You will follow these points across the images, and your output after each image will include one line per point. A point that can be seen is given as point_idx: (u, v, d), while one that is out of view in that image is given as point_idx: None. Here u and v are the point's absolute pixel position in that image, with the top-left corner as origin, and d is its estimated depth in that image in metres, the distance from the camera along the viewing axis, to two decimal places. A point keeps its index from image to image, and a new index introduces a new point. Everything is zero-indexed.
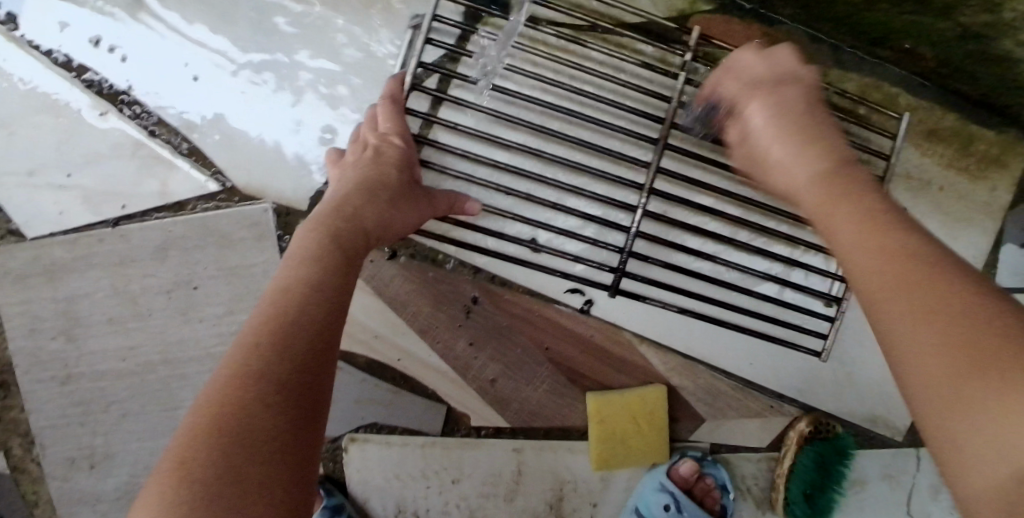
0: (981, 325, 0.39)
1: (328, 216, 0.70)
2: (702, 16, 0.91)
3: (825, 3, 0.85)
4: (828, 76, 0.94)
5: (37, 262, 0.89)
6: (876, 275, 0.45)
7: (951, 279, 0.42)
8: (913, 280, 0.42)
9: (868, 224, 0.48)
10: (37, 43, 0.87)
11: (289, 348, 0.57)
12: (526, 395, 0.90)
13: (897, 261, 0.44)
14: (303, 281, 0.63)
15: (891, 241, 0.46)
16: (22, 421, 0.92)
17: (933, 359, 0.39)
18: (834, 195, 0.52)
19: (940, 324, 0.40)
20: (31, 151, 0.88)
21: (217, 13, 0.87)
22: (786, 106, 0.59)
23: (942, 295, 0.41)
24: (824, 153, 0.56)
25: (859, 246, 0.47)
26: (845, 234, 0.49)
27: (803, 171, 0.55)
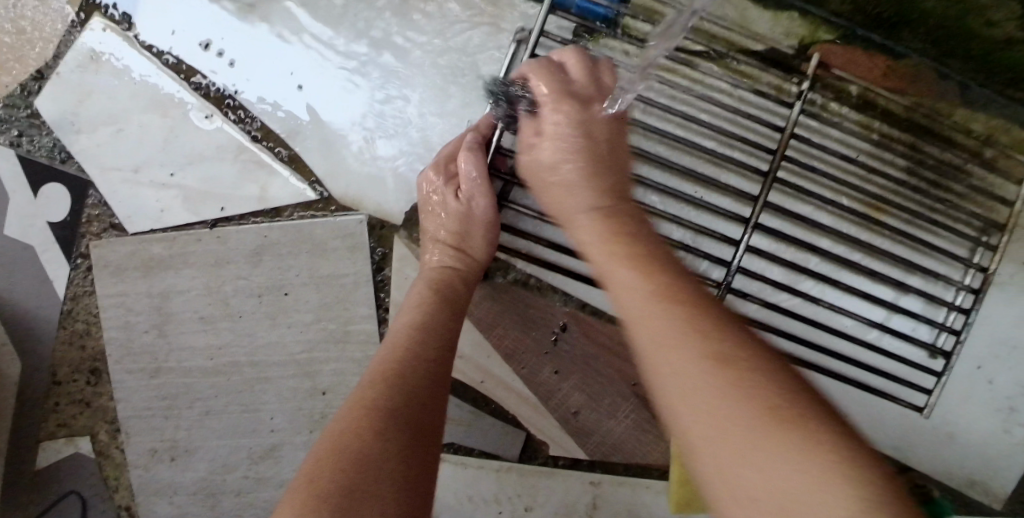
0: (739, 382, 0.42)
1: (437, 272, 0.73)
2: (822, 45, 0.85)
3: (960, 40, 0.79)
4: (953, 116, 0.86)
5: (135, 256, 0.90)
6: (677, 366, 0.44)
7: (717, 331, 0.45)
8: (680, 335, 0.45)
9: (668, 301, 0.47)
10: (151, 44, 0.89)
11: (404, 383, 0.59)
12: (609, 428, 0.87)
13: (684, 323, 0.45)
14: (414, 325, 0.66)
15: (669, 296, 0.47)
16: (110, 410, 0.94)
17: (716, 408, 0.42)
18: (613, 237, 0.55)
19: (727, 373, 0.43)
20: (137, 148, 0.89)
21: (325, 21, 0.87)
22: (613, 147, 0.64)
23: (707, 354, 0.44)
24: (606, 191, 0.60)
25: (658, 338, 0.45)
26: (655, 333, 0.46)
27: (585, 198, 0.59)
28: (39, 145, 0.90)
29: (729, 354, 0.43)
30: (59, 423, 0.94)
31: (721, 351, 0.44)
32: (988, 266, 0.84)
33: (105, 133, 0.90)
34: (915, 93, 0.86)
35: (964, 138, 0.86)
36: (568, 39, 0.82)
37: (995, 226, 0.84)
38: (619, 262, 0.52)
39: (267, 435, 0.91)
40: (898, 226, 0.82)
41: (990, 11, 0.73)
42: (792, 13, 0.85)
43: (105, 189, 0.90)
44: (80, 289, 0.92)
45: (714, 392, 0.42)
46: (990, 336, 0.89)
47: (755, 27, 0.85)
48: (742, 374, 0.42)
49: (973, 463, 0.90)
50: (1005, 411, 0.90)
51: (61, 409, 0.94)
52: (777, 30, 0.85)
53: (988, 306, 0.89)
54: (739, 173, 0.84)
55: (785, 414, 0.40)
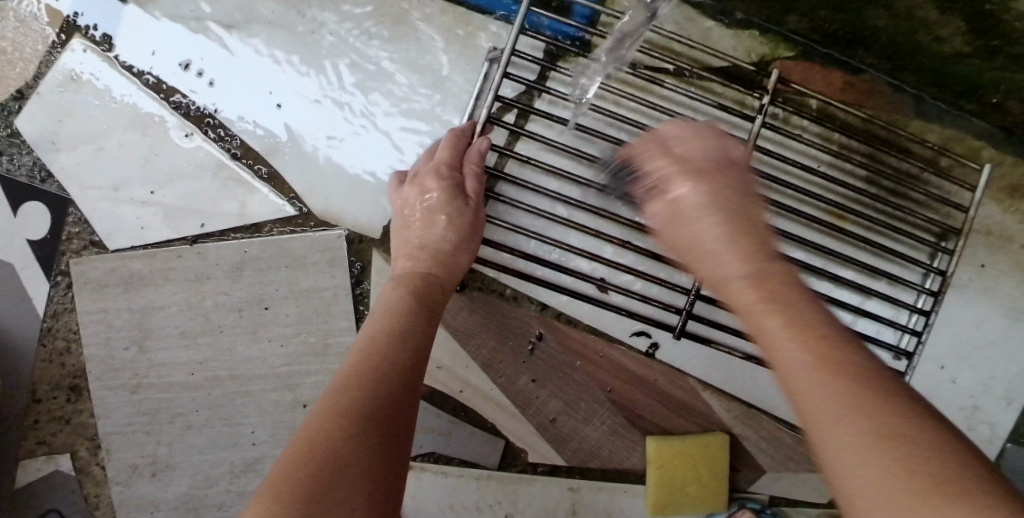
0: (895, 440, 0.40)
1: (408, 274, 0.75)
2: (782, 61, 0.89)
3: (912, 55, 0.83)
4: (909, 127, 0.90)
5: (116, 273, 0.91)
6: (830, 399, 0.42)
7: (863, 381, 0.43)
8: (830, 382, 0.43)
9: (831, 376, 0.43)
10: (131, 65, 0.91)
11: (377, 385, 0.61)
12: (585, 434, 0.89)
13: (845, 394, 0.42)
14: (389, 331, 0.67)
15: (819, 346, 0.45)
16: (90, 427, 0.94)
17: (865, 450, 0.40)
18: (762, 289, 0.49)
19: (875, 428, 0.40)
20: (117, 167, 0.91)
21: (304, 41, 0.90)
22: (748, 190, 0.56)
23: (858, 400, 0.42)
24: (758, 237, 0.52)
25: (819, 406, 0.43)
26: (793, 359, 0.45)
27: (704, 220, 0.53)
28: (20, 165, 0.91)
29: (898, 426, 0.40)
30: (38, 441, 0.94)
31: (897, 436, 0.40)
32: (947, 269, 0.87)
33: (86, 152, 0.91)
34: (872, 106, 0.90)
35: (918, 148, 0.90)
36: (539, 57, 0.85)
37: (952, 230, 0.87)
38: (739, 270, 0.51)
39: (249, 448, 0.92)
40: (856, 231, 0.85)
41: (937, 29, 0.76)
42: (753, 31, 0.89)
43: (85, 207, 0.91)
44: (59, 307, 0.93)
45: (884, 463, 0.39)
46: (950, 337, 0.93)
47: (719, 45, 0.89)
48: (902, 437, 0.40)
49: None
50: (967, 409, 0.93)
51: (41, 427, 0.94)
52: (739, 47, 0.89)
53: (947, 309, 0.92)
54: None
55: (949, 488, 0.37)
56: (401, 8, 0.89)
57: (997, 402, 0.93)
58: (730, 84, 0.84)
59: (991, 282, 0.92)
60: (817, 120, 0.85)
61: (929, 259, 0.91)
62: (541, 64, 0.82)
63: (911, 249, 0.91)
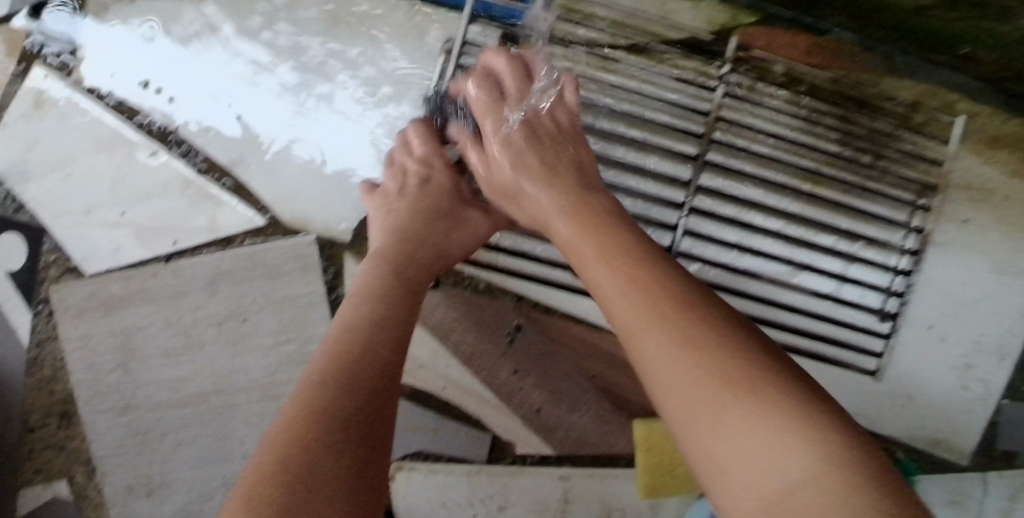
0: (721, 376, 0.50)
1: (391, 251, 0.75)
2: (744, 29, 0.88)
3: (877, 11, 0.83)
4: (879, 86, 0.89)
5: (95, 296, 0.92)
6: (667, 358, 0.53)
7: (691, 341, 0.53)
8: (653, 339, 0.54)
9: (659, 318, 0.55)
10: (93, 88, 0.91)
11: (356, 375, 0.60)
12: (572, 421, 0.88)
13: (671, 335, 0.53)
14: (370, 315, 0.67)
15: (657, 308, 0.56)
16: (83, 451, 0.94)
17: (690, 386, 0.51)
18: (635, 287, 0.58)
19: (697, 371, 0.51)
20: (88, 192, 0.91)
21: (261, 51, 0.90)
22: (598, 186, 0.71)
23: (681, 352, 0.52)
24: (618, 232, 0.65)
25: (652, 350, 0.54)
26: (631, 321, 0.57)
27: (565, 221, 0.69)
28: None
29: (715, 363, 0.51)
30: (34, 469, 0.94)
31: (720, 372, 0.50)
32: (923, 227, 0.88)
33: (56, 179, 0.91)
34: (839, 67, 0.88)
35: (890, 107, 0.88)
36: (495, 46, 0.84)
37: (926, 187, 0.88)
38: (586, 242, 0.65)
39: (240, 460, 0.92)
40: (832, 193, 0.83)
41: None
42: (712, 1, 0.88)
43: (60, 234, 0.92)
44: (44, 334, 0.93)
45: (700, 382, 0.50)
46: (939, 296, 0.91)
47: (679, 17, 0.87)
48: (699, 350, 0.52)
49: (935, 422, 0.92)
50: (961, 368, 0.91)
51: (36, 455, 0.94)
52: (699, 19, 0.88)
53: (934, 268, 0.90)
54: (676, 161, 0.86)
55: (743, 388, 0.49)
56: (356, 10, 0.88)
57: (990, 357, 0.91)
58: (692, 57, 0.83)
59: (975, 236, 0.90)
60: None
61: (908, 219, 0.89)
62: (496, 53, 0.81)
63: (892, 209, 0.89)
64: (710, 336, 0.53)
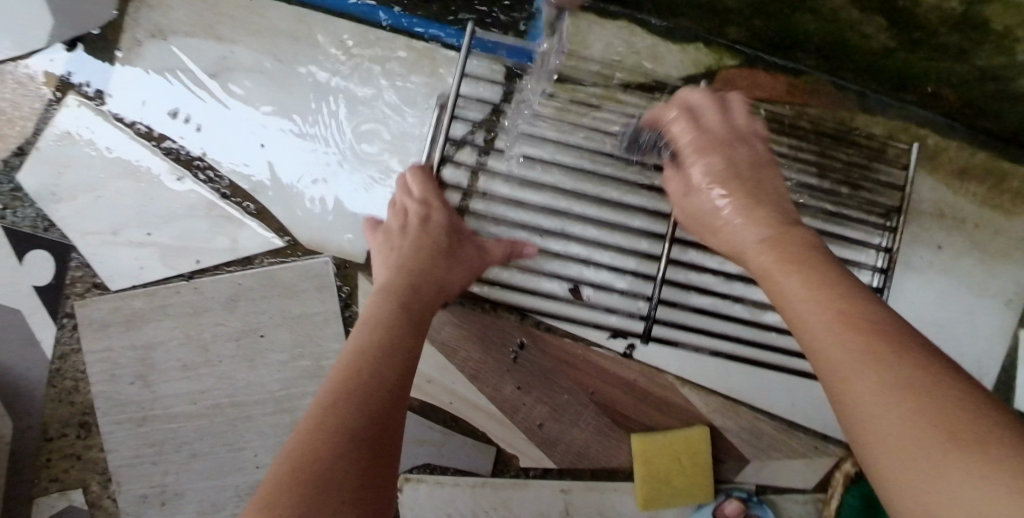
0: (937, 413, 0.45)
1: (391, 284, 0.75)
2: (727, 70, 0.95)
3: (847, 53, 0.88)
4: (855, 121, 0.95)
5: (118, 312, 0.96)
6: (871, 395, 0.48)
7: (895, 375, 0.48)
8: (858, 375, 0.49)
9: (853, 336, 0.52)
10: (122, 116, 0.97)
11: (364, 403, 0.61)
12: (572, 436, 0.93)
13: (868, 355, 0.50)
14: (375, 343, 0.68)
15: (855, 323, 0.52)
16: (100, 461, 0.98)
17: (894, 426, 0.46)
18: (821, 295, 0.56)
19: (908, 402, 0.47)
20: (114, 213, 0.96)
21: (280, 83, 0.96)
22: (754, 153, 0.71)
23: (894, 388, 0.48)
24: (768, 216, 0.66)
25: (850, 383, 0.50)
26: (823, 344, 0.53)
27: (744, 230, 0.66)
28: (22, 217, 0.97)
29: (923, 391, 0.47)
30: (51, 478, 0.98)
31: (912, 388, 0.47)
32: (892, 246, 0.90)
33: (85, 201, 0.96)
34: (817, 105, 0.96)
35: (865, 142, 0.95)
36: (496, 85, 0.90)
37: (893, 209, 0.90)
38: (748, 230, 0.66)
39: (253, 471, 0.96)
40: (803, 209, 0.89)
41: (862, 27, 0.81)
42: (698, 44, 0.95)
43: (86, 252, 0.96)
44: (66, 348, 0.98)
45: (898, 405, 0.47)
46: (916, 318, 0.96)
47: (666, 60, 0.95)
48: (909, 390, 0.47)
49: None
50: None
51: (54, 464, 0.98)
52: (685, 61, 0.95)
53: (911, 292, 0.96)
54: None
55: (969, 437, 0.43)
56: (371, 49, 0.96)
57: None
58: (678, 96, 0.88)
59: (949, 262, 0.96)
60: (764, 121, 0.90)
61: (879, 240, 0.93)
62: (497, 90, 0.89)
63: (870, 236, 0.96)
64: (926, 380, 0.47)
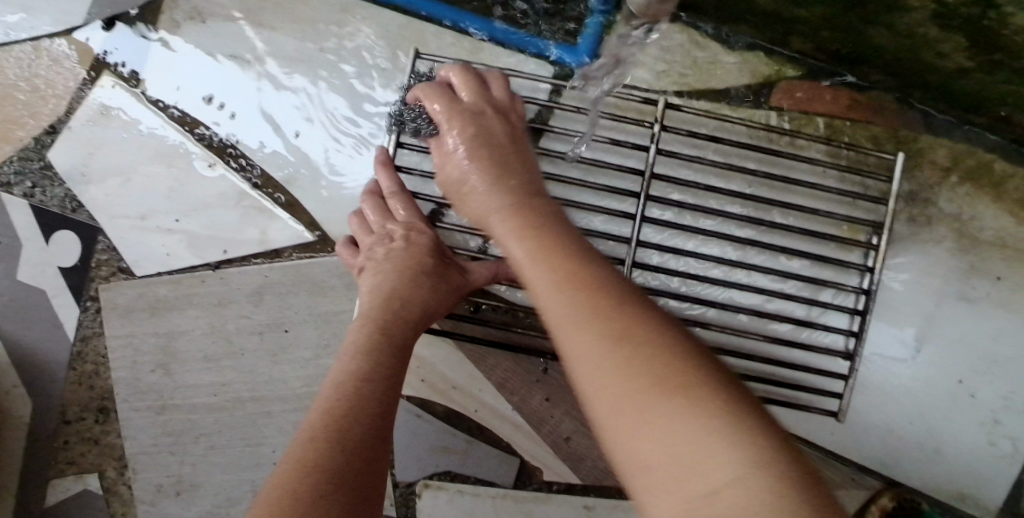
0: (677, 412, 0.40)
1: (375, 309, 0.70)
2: (788, 81, 0.91)
3: (916, 71, 0.84)
4: (917, 142, 0.91)
5: (143, 298, 0.95)
6: (608, 382, 0.43)
7: (636, 367, 0.42)
8: (597, 356, 0.44)
9: (591, 324, 0.46)
10: (157, 99, 0.96)
11: (343, 441, 0.56)
12: (599, 452, 0.90)
13: (622, 358, 0.43)
14: (356, 377, 0.63)
15: (592, 305, 0.48)
16: (116, 447, 0.96)
17: (636, 432, 0.40)
18: (556, 287, 0.50)
19: (634, 406, 0.41)
20: (144, 197, 0.94)
21: (321, 75, 0.94)
22: (513, 129, 0.73)
23: (627, 380, 0.42)
24: (508, 188, 0.65)
25: (600, 382, 0.43)
26: (574, 342, 0.46)
27: (491, 198, 0.65)
28: (52, 196, 0.95)
29: (649, 386, 0.41)
30: (67, 461, 0.96)
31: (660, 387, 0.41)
32: (874, 266, 0.85)
33: (115, 183, 0.95)
34: (879, 123, 0.91)
35: (926, 166, 0.91)
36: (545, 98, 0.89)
37: (875, 225, 0.86)
38: (502, 217, 0.62)
39: (269, 468, 0.94)
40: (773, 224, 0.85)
41: (940, 45, 0.76)
42: (758, 53, 0.92)
43: (113, 235, 0.95)
44: (89, 330, 0.96)
45: (614, 375, 0.43)
46: (967, 352, 0.91)
47: (723, 68, 0.92)
48: (671, 388, 0.41)
49: (961, 478, 0.91)
50: (989, 424, 0.91)
51: (71, 447, 0.96)
52: (744, 70, 0.91)
53: (964, 323, 0.91)
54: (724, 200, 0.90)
55: (684, 394, 0.40)
56: (415, 42, 0.93)
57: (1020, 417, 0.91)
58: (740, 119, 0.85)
59: (1008, 295, 0.91)
60: (824, 142, 0.86)
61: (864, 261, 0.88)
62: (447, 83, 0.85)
63: (927, 263, 0.91)
64: (660, 360, 0.43)
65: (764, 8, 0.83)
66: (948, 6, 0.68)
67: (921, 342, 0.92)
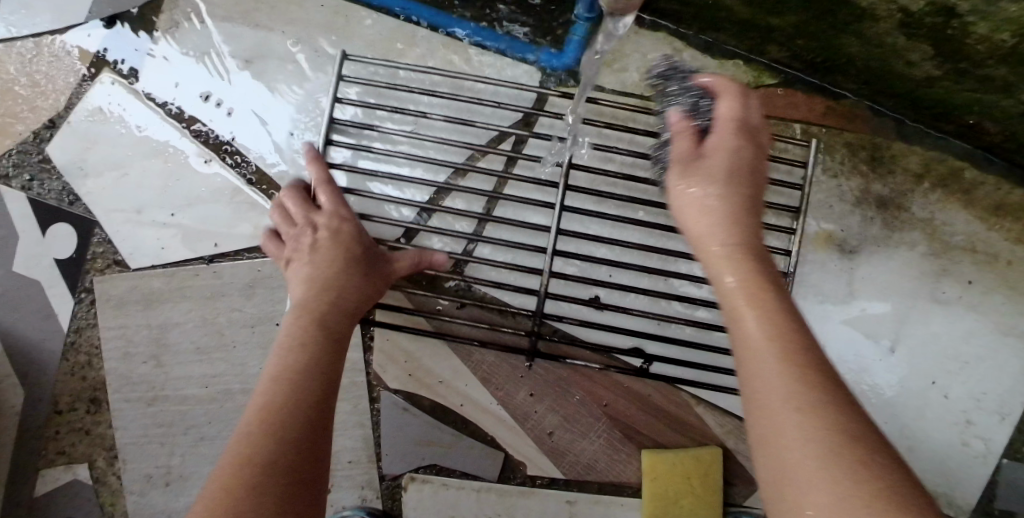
0: (843, 471, 0.42)
1: (309, 303, 0.70)
2: (767, 88, 0.94)
3: (888, 80, 0.87)
4: (890, 150, 0.94)
5: (137, 290, 0.96)
6: (787, 425, 0.46)
7: (814, 418, 0.45)
8: (776, 391, 0.47)
9: (782, 356, 0.49)
10: (154, 96, 0.98)
11: (278, 435, 0.57)
12: (581, 447, 0.92)
13: (801, 399, 0.46)
14: (288, 369, 0.63)
15: (783, 343, 0.50)
16: (107, 437, 0.97)
17: (808, 473, 0.43)
18: (754, 301, 0.53)
19: (817, 455, 0.44)
20: (140, 191, 0.97)
21: (315, 76, 0.97)
22: (762, 129, 0.62)
23: (803, 428, 0.45)
24: (741, 192, 0.58)
25: (775, 415, 0.47)
26: (759, 365, 0.49)
27: (704, 205, 0.58)
28: (49, 189, 0.97)
29: (832, 445, 0.44)
30: (58, 451, 0.97)
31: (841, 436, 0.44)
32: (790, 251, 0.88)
33: (111, 178, 0.97)
34: (853, 130, 0.94)
35: (899, 173, 0.94)
36: (531, 106, 0.92)
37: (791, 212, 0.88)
38: (703, 217, 0.58)
39: None
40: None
41: (907, 53, 0.79)
42: (738, 61, 0.95)
43: (109, 228, 0.97)
44: (83, 322, 0.98)
45: (799, 422, 0.45)
46: (939, 353, 0.94)
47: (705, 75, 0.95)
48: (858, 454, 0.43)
49: (932, 475, 0.94)
50: (962, 425, 0.94)
51: (61, 437, 0.97)
52: (725, 77, 0.94)
53: (936, 325, 0.94)
54: None
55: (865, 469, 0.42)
56: (407, 46, 0.96)
57: (990, 417, 0.94)
58: None
59: (978, 298, 0.94)
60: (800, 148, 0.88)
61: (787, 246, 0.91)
62: (376, 84, 0.89)
63: (900, 266, 0.94)
64: (847, 421, 0.45)
65: (741, 17, 0.86)
66: (913, 16, 0.72)
67: (895, 343, 0.94)
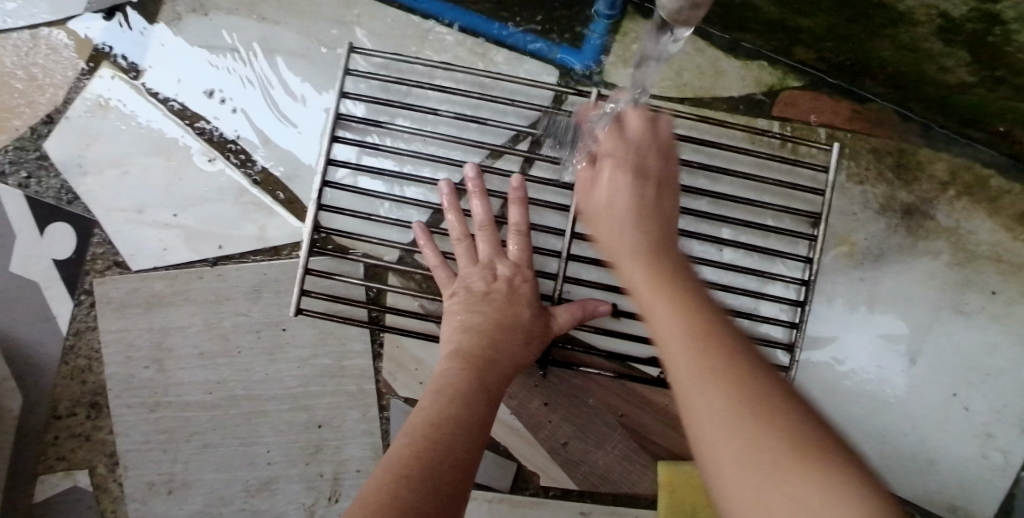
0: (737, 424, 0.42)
1: (467, 350, 0.67)
2: (791, 91, 0.92)
3: (919, 85, 0.84)
4: (916, 156, 0.91)
5: (138, 292, 0.93)
6: (692, 386, 0.45)
7: (713, 370, 0.45)
8: (671, 357, 0.48)
9: (680, 329, 0.49)
10: (156, 91, 0.94)
11: (435, 482, 0.51)
12: (595, 458, 0.89)
13: (692, 349, 0.47)
14: (454, 419, 0.58)
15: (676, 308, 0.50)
16: (107, 443, 0.95)
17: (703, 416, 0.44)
18: (643, 269, 0.55)
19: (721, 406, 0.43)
20: (141, 191, 0.93)
21: (323, 72, 0.93)
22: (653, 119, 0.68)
23: (702, 385, 0.45)
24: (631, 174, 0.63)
25: (681, 385, 0.46)
26: (661, 330, 0.50)
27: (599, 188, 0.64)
28: (47, 187, 0.94)
29: (725, 404, 0.43)
30: (57, 457, 0.95)
31: (762, 410, 0.43)
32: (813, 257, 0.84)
33: (111, 176, 0.94)
34: (879, 135, 0.92)
35: (925, 180, 0.91)
36: (547, 104, 0.89)
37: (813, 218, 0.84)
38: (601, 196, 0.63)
39: (263, 467, 0.93)
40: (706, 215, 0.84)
41: (943, 59, 0.76)
42: (762, 61, 0.92)
43: (109, 229, 0.94)
44: (82, 325, 0.95)
45: (691, 370, 0.46)
46: (961, 364, 0.92)
47: (727, 76, 0.92)
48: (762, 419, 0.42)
49: (951, 488, 0.92)
50: (982, 437, 0.92)
51: (61, 443, 0.95)
52: (748, 78, 0.92)
53: (960, 336, 0.92)
54: (729, 207, 0.89)
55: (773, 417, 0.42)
56: (420, 43, 0.92)
57: (1012, 430, 0.92)
58: (744, 128, 0.85)
59: (1002, 309, 0.92)
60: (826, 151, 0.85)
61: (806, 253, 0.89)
62: (382, 79, 0.85)
63: (924, 274, 0.92)
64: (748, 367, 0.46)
65: (769, 18, 0.83)
66: (953, 20, 0.69)
67: (915, 353, 0.92)
